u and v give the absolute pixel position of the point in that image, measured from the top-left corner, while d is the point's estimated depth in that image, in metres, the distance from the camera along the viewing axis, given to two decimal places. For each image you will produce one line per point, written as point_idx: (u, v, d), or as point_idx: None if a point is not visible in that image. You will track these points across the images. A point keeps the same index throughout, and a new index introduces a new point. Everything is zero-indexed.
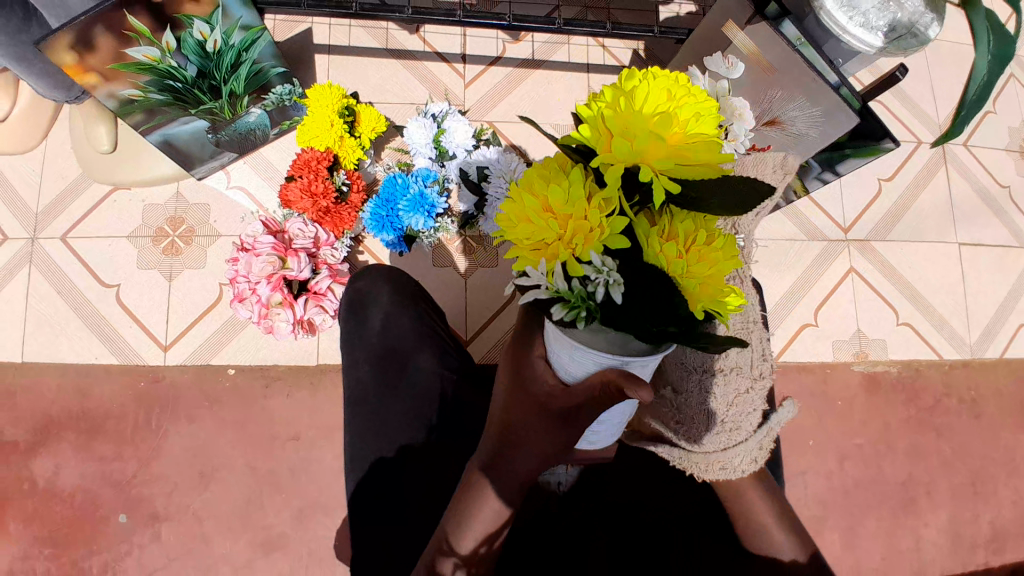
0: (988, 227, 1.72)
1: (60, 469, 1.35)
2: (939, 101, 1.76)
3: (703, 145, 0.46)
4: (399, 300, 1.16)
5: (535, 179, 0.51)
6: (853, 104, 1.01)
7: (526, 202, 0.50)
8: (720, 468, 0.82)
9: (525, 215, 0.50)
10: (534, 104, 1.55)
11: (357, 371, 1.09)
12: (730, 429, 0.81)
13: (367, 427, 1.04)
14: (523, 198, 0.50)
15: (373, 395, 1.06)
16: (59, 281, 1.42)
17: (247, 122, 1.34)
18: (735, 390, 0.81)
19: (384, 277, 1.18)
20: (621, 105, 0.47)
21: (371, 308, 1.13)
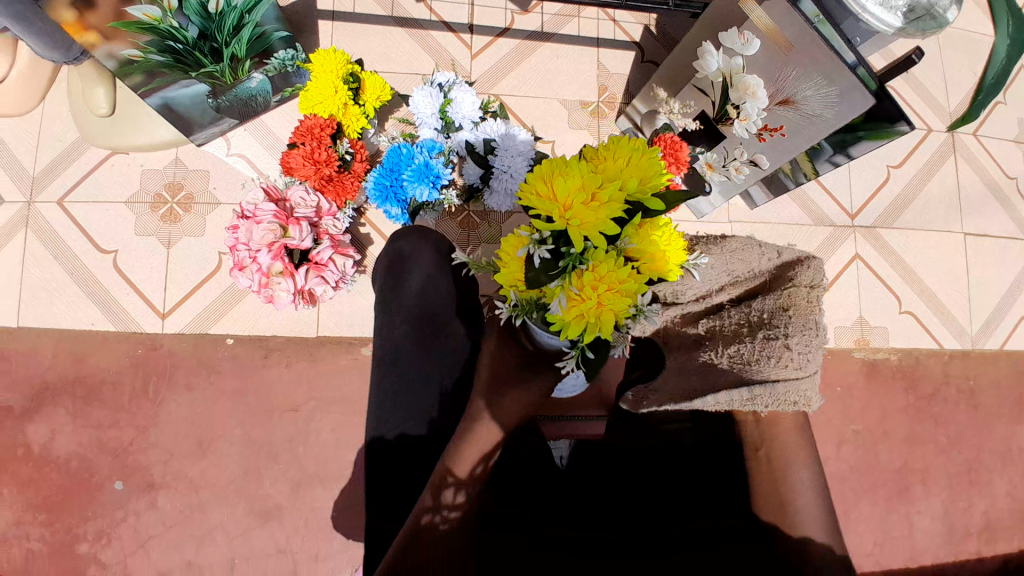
0: (995, 218, 1.71)
1: (56, 436, 1.35)
2: (951, 89, 1.73)
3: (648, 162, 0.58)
4: (436, 272, 1.12)
5: (602, 278, 0.58)
6: (869, 86, 0.99)
7: (592, 299, 0.59)
8: (803, 392, 0.73)
9: (595, 310, 0.60)
10: (542, 79, 1.52)
11: (396, 332, 1.09)
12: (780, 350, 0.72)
13: (382, 394, 1.05)
14: (591, 296, 0.59)
15: (404, 359, 1.07)
16: (56, 247, 1.40)
17: (248, 87, 1.31)
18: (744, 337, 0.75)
19: (426, 249, 1.13)
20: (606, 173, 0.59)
21: (411, 270, 1.11)
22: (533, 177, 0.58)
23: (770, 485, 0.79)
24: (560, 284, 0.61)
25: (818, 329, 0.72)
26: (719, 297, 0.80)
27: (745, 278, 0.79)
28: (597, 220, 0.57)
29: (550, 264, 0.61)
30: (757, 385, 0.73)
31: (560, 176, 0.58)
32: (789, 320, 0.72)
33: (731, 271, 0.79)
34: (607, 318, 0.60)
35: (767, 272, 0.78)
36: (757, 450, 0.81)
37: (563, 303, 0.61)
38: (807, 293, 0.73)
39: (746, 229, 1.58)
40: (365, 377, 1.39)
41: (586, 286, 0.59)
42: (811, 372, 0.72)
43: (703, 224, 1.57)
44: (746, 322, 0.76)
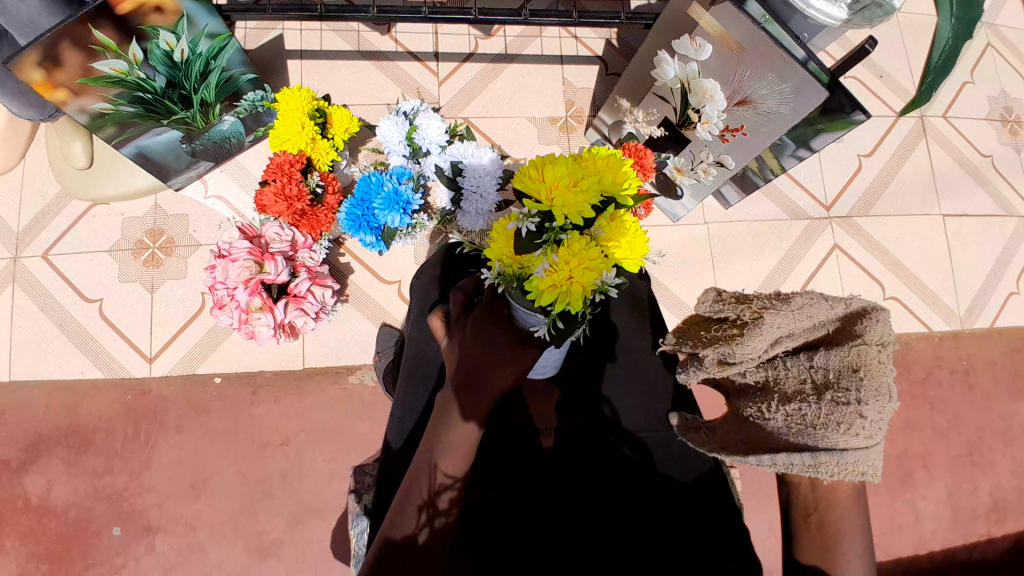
0: (972, 198, 1.72)
1: (52, 487, 1.35)
2: (915, 76, 1.76)
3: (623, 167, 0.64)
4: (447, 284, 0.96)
5: (576, 251, 0.59)
6: (821, 79, 1.00)
7: (566, 271, 0.59)
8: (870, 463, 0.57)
9: (563, 281, 0.59)
10: (509, 99, 1.55)
11: (424, 343, 0.90)
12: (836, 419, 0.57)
13: (406, 409, 0.88)
14: (565, 266, 0.59)
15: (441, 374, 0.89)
16: (43, 299, 1.41)
17: (220, 130, 1.33)
18: (802, 401, 0.59)
19: (431, 262, 0.99)
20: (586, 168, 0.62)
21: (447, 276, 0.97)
22: (526, 166, 0.61)
23: (822, 547, 0.59)
24: (543, 252, 0.60)
25: (891, 396, 0.56)
26: (772, 352, 0.62)
27: (801, 328, 0.61)
28: (582, 198, 0.59)
29: (536, 235, 0.61)
30: (821, 450, 0.57)
31: (554, 162, 0.61)
32: (860, 382, 0.56)
33: (788, 326, 0.61)
34: (576, 291, 0.59)
35: (830, 321, 0.61)
36: (808, 516, 0.62)
37: (544, 269, 0.59)
38: (878, 351, 0.57)
39: (723, 229, 1.60)
40: (355, 405, 1.40)
41: (564, 256, 0.58)
42: (879, 441, 0.57)
43: (679, 228, 1.58)
44: (806, 384, 0.60)
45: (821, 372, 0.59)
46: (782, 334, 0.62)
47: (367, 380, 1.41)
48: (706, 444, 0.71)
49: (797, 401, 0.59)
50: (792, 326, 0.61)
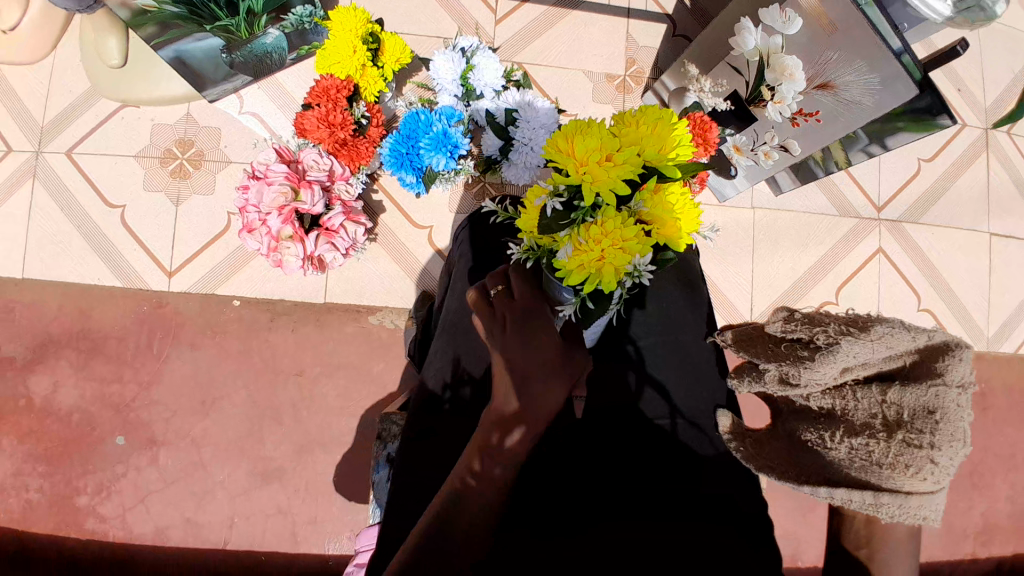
0: (1022, 219, 1.65)
1: (58, 388, 1.34)
2: (988, 84, 1.66)
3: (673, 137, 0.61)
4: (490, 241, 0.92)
5: (606, 231, 0.59)
6: (914, 74, 0.92)
7: (595, 251, 0.59)
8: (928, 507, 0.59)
9: (591, 261, 0.59)
10: (567, 48, 1.46)
11: (468, 298, 0.89)
12: (900, 467, 0.58)
13: (445, 361, 0.88)
14: (595, 246, 0.58)
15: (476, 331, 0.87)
16: (64, 197, 1.37)
17: (264, 44, 1.26)
18: (867, 442, 0.60)
19: (472, 220, 0.95)
20: (629, 138, 0.60)
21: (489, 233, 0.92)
22: (558, 134, 0.60)
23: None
24: (569, 234, 0.61)
25: (964, 442, 0.56)
26: (842, 380, 0.62)
27: (879, 359, 0.60)
28: (617, 172, 0.58)
29: (562, 215, 0.61)
30: (884, 491, 0.59)
31: (583, 134, 0.60)
32: (934, 429, 0.56)
33: (864, 356, 0.60)
34: (606, 271, 0.60)
35: (906, 354, 0.59)
36: (859, 549, 0.65)
37: (568, 252, 0.60)
38: (957, 395, 0.56)
39: (769, 216, 1.54)
40: (371, 346, 1.38)
41: (594, 236, 0.58)
42: (945, 484, 0.58)
43: (725, 209, 1.52)
44: (872, 420, 0.60)
45: (892, 414, 0.59)
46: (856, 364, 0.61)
47: (386, 322, 1.38)
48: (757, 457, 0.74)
49: (864, 436, 0.60)
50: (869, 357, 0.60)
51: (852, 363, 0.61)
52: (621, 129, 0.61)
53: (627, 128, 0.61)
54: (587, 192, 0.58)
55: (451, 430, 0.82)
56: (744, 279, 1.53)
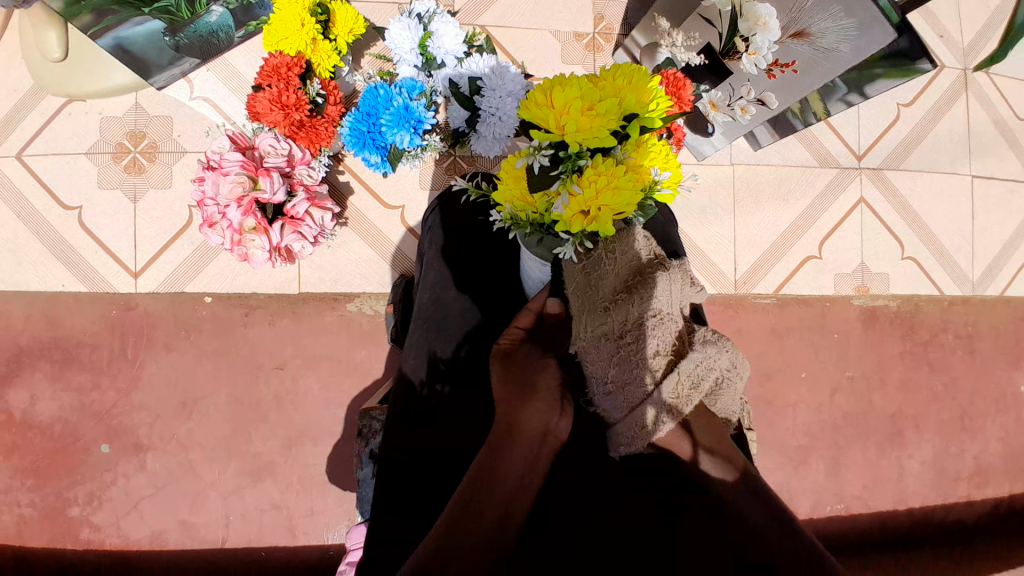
0: (1003, 159, 1.63)
1: (36, 401, 1.30)
2: (966, 22, 1.62)
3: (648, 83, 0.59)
4: (465, 227, 0.86)
5: (602, 179, 0.56)
6: (891, 17, 0.88)
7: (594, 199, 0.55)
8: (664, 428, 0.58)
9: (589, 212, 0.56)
10: (533, 7, 1.40)
11: (446, 292, 0.84)
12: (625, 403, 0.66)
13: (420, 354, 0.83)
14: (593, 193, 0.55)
15: (455, 326, 0.83)
16: (18, 203, 1.31)
17: (208, 23, 1.17)
18: None
19: (443, 202, 0.88)
20: (610, 83, 0.57)
21: (464, 220, 0.87)
22: (537, 85, 0.56)
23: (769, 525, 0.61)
24: (561, 185, 0.57)
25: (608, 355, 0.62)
26: None
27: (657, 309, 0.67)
28: (607, 116, 0.55)
29: (550, 168, 0.58)
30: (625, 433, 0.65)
31: (563, 85, 0.56)
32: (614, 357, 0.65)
33: None
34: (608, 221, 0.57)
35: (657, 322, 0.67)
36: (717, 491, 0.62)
37: (565, 202, 0.57)
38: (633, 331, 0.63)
39: (748, 171, 1.50)
40: (351, 334, 1.35)
41: (591, 184, 0.56)
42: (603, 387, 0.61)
43: (705, 167, 1.49)
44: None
45: None
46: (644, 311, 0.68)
47: (364, 309, 1.35)
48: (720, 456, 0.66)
49: None
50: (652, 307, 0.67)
51: None
52: (598, 77, 0.58)
53: (603, 76, 0.58)
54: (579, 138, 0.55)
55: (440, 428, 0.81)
56: (725, 239, 1.51)
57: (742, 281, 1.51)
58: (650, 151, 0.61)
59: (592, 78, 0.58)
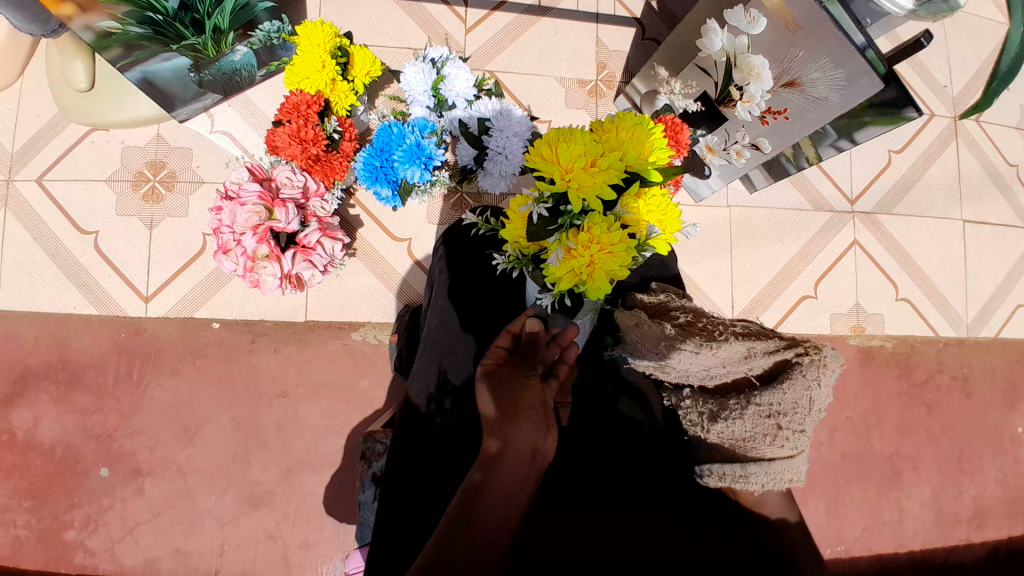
0: (994, 204, 1.69)
1: (39, 422, 1.31)
2: (955, 73, 1.70)
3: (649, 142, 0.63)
4: (472, 254, 0.89)
5: (595, 236, 0.59)
6: (877, 68, 0.92)
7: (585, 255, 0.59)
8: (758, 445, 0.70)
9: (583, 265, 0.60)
10: (539, 55, 1.47)
11: (451, 317, 0.86)
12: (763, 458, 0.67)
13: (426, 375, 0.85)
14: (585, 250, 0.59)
15: (459, 349, 0.85)
16: (36, 227, 1.35)
17: (231, 61, 1.24)
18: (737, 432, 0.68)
19: (450, 231, 0.92)
20: (609, 144, 0.61)
21: (471, 247, 0.89)
22: (538, 143, 0.61)
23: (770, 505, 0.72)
24: (558, 239, 0.61)
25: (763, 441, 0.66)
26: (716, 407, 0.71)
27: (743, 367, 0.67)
28: (602, 178, 0.59)
29: (548, 221, 0.62)
30: (751, 464, 0.67)
31: (565, 141, 0.60)
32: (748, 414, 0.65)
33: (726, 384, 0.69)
34: (599, 278, 0.60)
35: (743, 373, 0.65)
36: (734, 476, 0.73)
37: (559, 256, 0.61)
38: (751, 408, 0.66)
39: (744, 213, 1.56)
40: (355, 362, 1.37)
41: (583, 241, 0.59)
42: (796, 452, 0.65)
43: (703, 209, 1.54)
44: (727, 448, 0.70)
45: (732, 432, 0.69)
46: (759, 406, 0.64)
47: (368, 338, 1.37)
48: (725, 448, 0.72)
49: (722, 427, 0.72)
50: (722, 369, 0.69)
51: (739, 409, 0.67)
52: (599, 135, 0.62)
53: (605, 134, 0.62)
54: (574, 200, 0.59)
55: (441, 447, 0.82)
56: (723, 276, 1.54)
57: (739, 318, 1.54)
58: (652, 205, 0.63)
59: (596, 135, 0.62)
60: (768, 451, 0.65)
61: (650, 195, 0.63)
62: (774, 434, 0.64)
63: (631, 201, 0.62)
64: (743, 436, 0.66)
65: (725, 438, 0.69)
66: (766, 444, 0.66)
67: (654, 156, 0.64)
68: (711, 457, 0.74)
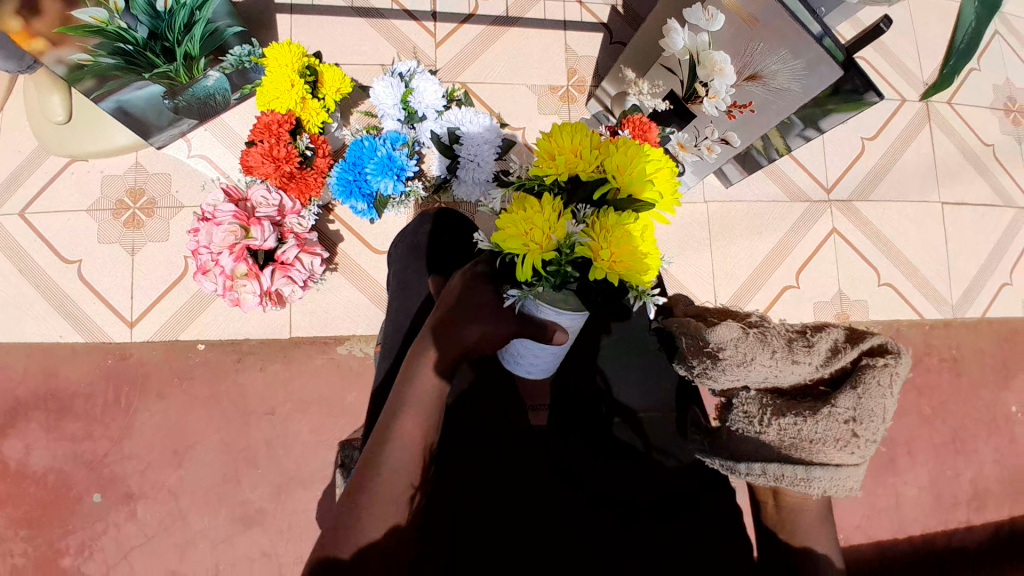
0: (972, 185, 1.70)
1: (30, 452, 1.32)
2: (923, 58, 1.72)
3: (647, 168, 0.59)
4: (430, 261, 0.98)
5: (530, 200, 0.58)
6: (837, 56, 0.93)
7: (512, 211, 0.58)
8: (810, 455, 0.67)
9: (506, 224, 0.58)
10: (509, 64, 1.50)
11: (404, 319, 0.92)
12: (822, 461, 0.67)
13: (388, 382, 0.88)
14: (514, 205, 0.58)
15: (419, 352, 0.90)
16: (20, 258, 1.36)
17: (205, 86, 1.26)
18: (797, 432, 0.68)
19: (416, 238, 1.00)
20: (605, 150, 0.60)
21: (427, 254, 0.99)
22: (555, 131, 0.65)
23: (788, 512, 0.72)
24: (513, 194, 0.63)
25: (827, 443, 0.66)
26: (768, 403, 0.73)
27: (806, 374, 0.72)
28: (574, 161, 0.59)
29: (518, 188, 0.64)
30: (815, 467, 0.66)
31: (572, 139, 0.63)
32: (817, 414, 0.67)
33: (778, 378, 0.73)
34: (511, 236, 0.57)
35: (817, 371, 0.72)
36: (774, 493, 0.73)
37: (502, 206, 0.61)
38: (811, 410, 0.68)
39: (721, 208, 1.57)
40: (343, 376, 1.37)
41: (517, 200, 0.58)
42: (861, 461, 0.67)
43: (680, 206, 1.55)
44: (782, 448, 0.69)
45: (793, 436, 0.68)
46: (836, 410, 0.66)
47: (354, 351, 1.38)
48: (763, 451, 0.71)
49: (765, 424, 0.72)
50: (783, 375, 0.73)
51: (799, 412, 0.68)
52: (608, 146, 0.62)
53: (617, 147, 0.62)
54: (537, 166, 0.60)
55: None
56: (704, 272, 1.55)
57: None
58: (615, 225, 0.56)
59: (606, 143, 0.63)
60: (836, 456, 0.66)
61: (613, 211, 0.58)
62: (848, 438, 0.65)
63: (601, 210, 0.58)
64: (811, 437, 0.67)
65: (789, 435, 0.68)
66: (830, 445, 0.66)
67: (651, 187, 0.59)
68: (759, 458, 0.72)
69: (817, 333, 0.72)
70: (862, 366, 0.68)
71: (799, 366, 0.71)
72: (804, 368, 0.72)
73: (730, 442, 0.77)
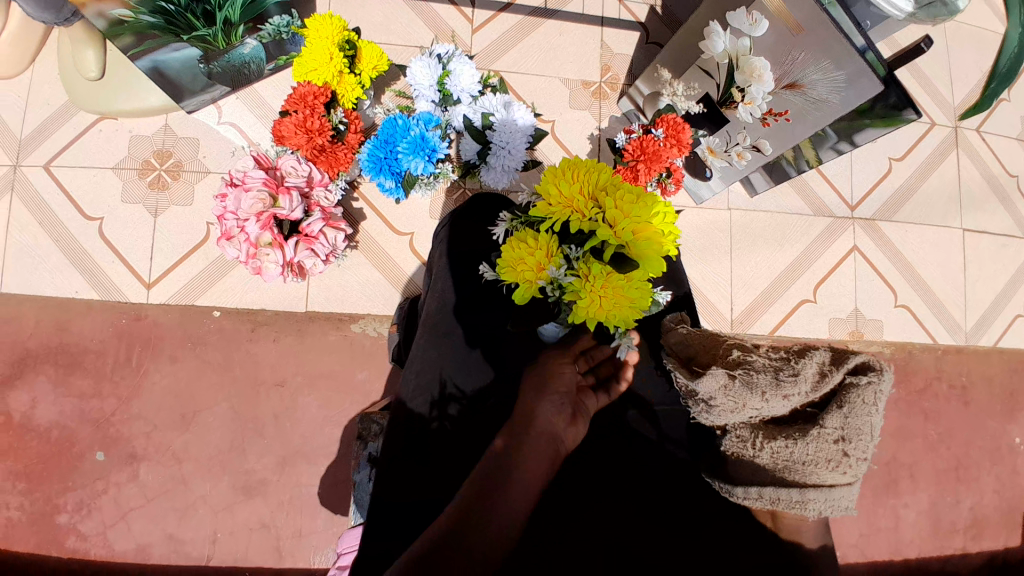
0: (994, 214, 1.69)
1: (37, 405, 1.32)
2: (956, 84, 1.71)
3: (645, 225, 0.63)
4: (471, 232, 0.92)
5: (523, 244, 0.67)
6: (878, 70, 0.92)
7: (513, 251, 0.67)
8: (806, 479, 0.66)
9: (513, 258, 0.67)
10: (543, 56, 1.49)
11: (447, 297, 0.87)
12: (818, 483, 0.65)
13: (425, 363, 0.85)
14: (514, 246, 0.67)
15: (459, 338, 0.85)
16: (41, 212, 1.36)
17: (241, 54, 1.26)
18: (789, 455, 0.67)
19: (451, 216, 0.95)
20: (608, 194, 0.65)
21: (468, 225, 0.92)
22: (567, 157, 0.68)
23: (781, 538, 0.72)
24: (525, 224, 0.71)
25: (820, 465, 0.66)
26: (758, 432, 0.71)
27: (796, 402, 0.70)
28: (577, 204, 0.65)
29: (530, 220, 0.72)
30: (811, 489, 0.65)
31: (578, 172, 0.66)
32: (807, 437, 0.66)
33: (767, 409, 0.71)
34: (510, 271, 0.68)
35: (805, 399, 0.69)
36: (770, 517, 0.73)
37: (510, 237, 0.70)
38: (802, 434, 0.67)
39: (744, 217, 1.57)
40: (354, 354, 1.37)
41: (513, 241, 0.67)
42: (857, 479, 0.66)
43: (703, 211, 1.55)
44: (777, 471, 0.68)
45: (788, 461, 0.67)
46: (825, 430, 0.66)
47: (368, 330, 1.38)
48: (758, 475, 0.70)
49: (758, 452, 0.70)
50: (773, 405, 0.71)
51: (790, 437, 0.67)
52: (614, 183, 0.65)
53: (620, 186, 0.65)
54: (539, 206, 0.67)
55: (437, 461, 0.81)
56: (722, 278, 1.55)
57: (736, 320, 1.55)
58: (598, 281, 0.64)
59: (613, 179, 0.66)
60: (829, 477, 0.66)
61: (600, 265, 0.64)
62: (839, 459, 0.65)
63: (589, 261, 0.65)
64: (803, 459, 0.66)
65: (782, 458, 0.67)
66: (825, 468, 0.65)
67: (644, 239, 0.63)
68: (756, 482, 0.70)
69: (801, 358, 0.69)
70: (844, 384, 0.68)
71: (787, 397, 0.69)
72: (794, 398, 0.69)
73: (724, 467, 0.75)
